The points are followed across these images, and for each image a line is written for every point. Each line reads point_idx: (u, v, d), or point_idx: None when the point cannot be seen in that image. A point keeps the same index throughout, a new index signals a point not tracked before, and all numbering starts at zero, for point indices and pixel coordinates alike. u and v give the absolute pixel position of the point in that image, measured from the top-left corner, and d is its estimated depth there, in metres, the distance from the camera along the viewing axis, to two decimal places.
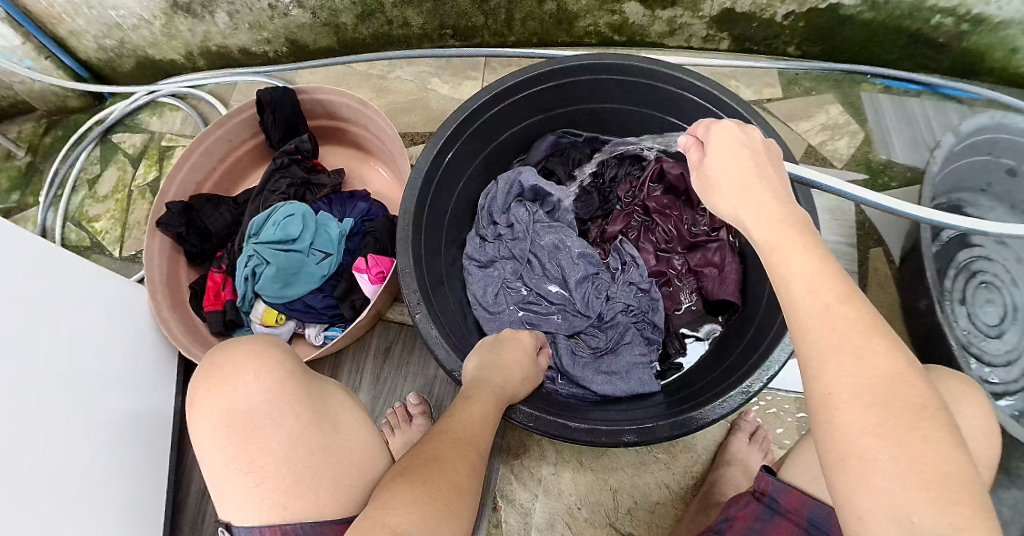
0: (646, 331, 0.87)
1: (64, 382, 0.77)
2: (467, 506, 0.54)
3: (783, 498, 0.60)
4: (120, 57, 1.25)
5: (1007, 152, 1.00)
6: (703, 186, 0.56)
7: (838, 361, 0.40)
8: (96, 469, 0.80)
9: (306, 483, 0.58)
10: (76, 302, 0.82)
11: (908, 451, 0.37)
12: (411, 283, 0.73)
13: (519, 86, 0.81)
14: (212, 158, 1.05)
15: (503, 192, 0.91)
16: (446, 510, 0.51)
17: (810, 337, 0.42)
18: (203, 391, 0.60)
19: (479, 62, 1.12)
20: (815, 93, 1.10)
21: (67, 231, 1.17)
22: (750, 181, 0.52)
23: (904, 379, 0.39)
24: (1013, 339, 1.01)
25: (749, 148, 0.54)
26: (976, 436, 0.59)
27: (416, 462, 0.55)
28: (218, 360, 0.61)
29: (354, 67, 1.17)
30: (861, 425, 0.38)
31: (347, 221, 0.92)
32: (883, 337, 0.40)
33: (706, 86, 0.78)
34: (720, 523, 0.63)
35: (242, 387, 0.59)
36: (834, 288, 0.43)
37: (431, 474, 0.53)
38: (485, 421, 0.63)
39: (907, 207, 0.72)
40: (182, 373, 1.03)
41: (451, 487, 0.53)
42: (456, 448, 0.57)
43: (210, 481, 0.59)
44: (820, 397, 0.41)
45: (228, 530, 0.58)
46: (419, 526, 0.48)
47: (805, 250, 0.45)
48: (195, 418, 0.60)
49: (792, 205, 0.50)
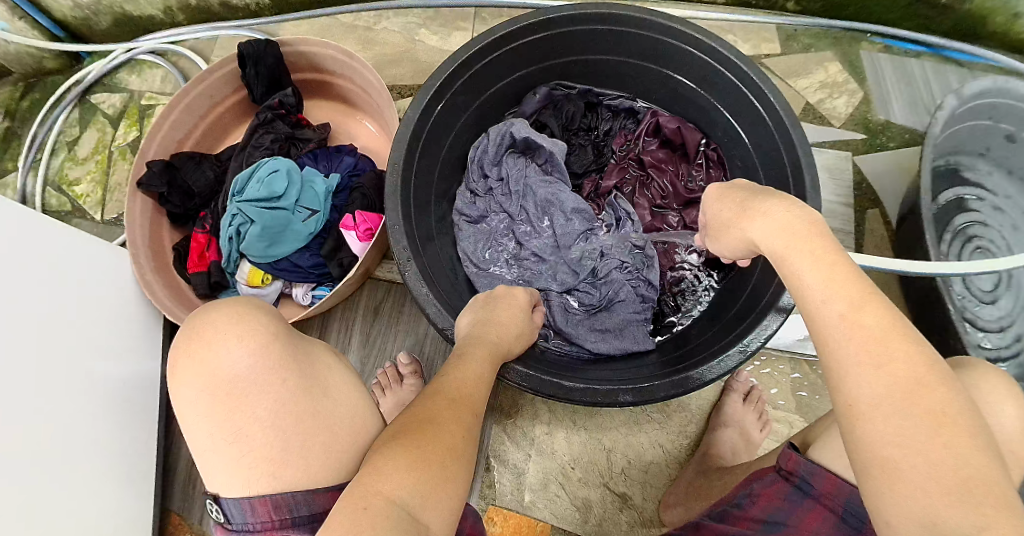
0: (640, 289, 0.86)
1: (55, 366, 0.75)
2: (463, 470, 0.51)
3: (817, 482, 0.54)
4: (96, 14, 1.20)
5: (1007, 117, 0.98)
6: (713, 236, 0.63)
7: (858, 370, 0.42)
8: (91, 449, 0.79)
9: (295, 451, 0.55)
10: (59, 276, 0.78)
11: (929, 458, 0.38)
12: (400, 239, 0.70)
13: (511, 35, 0.77)
14: (193, 115, 1.02)
15: (495, 144, 0.88)
16: (440, 475, 0.48)
17: (833, 347, 0.44)
18: (184, 356, 0.57)
19: (469, 12, 1.08)
20: (813, 51, 1.08)
21: (47, 196, 1.13)
22: (745, 204, 0.57)
23: (926, 385, 0.40)
24: (1006, 306, 1.02)
25: (735, 189, 0.62)
26: (978, 384, 0.57)
27: (409, 425, 0.53)
28: (200, 325, 0.59)
29: (340, 20, 1.13)
30: (883, 436, 0.40)
31: (334, 177, 0.89)
32: (902, 341, 0.42)
33: (711, 43, 0.75)
34: (743, 497, 0.58)
35: (224, 353, 0.56)
36: (847, 295, 0.45)
37: (426, 438, 0.50)
38: (477, 378, 0.60)
39: (917, 267, 0.81)
40: (166, 334, 1.00)
41: (441, 448, 0.50)
42: (451, 411, 0.54)
43: (197, 453, 0.56)
44: (843, 408, 0.43)
45: (216, 501, 0.55)
46: (413, 494, 0.46)
47: (817, 260, 0.47)
48: (177, 387, 0.57)
49: (794, 202, 0.54)
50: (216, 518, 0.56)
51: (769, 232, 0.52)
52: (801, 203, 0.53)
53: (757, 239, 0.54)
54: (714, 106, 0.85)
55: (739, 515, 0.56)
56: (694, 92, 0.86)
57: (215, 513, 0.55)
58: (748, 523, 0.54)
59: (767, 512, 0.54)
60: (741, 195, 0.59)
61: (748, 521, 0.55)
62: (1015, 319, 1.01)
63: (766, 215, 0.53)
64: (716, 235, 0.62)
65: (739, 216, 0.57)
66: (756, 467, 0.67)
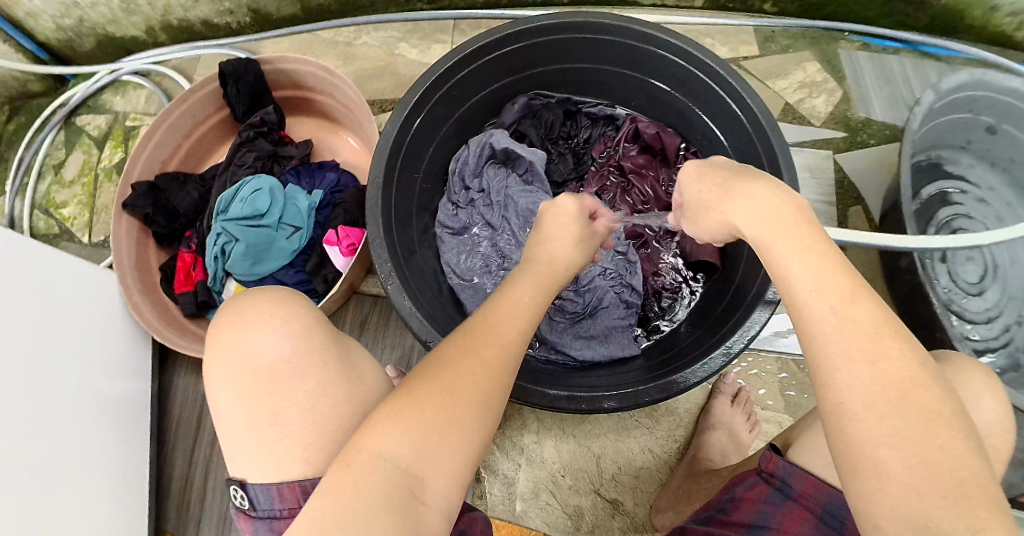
0: (624, 294, 0.86)
1: (44, 387, 0.75)
2: (473, 424, 0.45)
3: (796, 483, 0.54)
4: (79, 36, 1.20)
5: (987, 110, 0.99)
6: (690, 216, 0.61)
7: (851, 366, 0.42)
8: (82, 468, 0.79)
9: (333, 435, 0.49)
10: (48, 297, 0.79)
11: (924, 460, 0.39)
12: (382, 254, 0.70)
13: (488, 47, 0.78)
14: (177, 135, 1.02)
15: (475, 155, 0.89)
16: (442, 432, 0.43)
17: (820, 342, 0.44)
18: (220, 337, 0.52)
19: (448, 24, 1.09)
20: (792, 51, 1.09)
21: (35, 219, 1.14)
22: (725, 186, 0.56)
23: (920, 383, 0.42)
24: (992, 297, 1.03)
25: (713, 165, 0.61)
26: (959, 379, 0.57)
27: (423, 368, 0.48)
28: (240, 306, 0.54)
29: (320, 36, 1.13)
30: (877, 437, 0.41)
31: (317, 193, 0.90)
32: (895, 339, 0.43)
33: (687, 47, 0.76)
34: (726, 502, 0.58)
35: (263, 334, 0.51)
36: (839, 287, 0.45)
37: (428, 386, 0.45)
38: (508, 314, 0.53)
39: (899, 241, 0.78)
40: (155, 354, 1.00)
41: (448, 400, 0.44)
42: (469, 356, 0.48)
43: (227, 438, 0.50)
44: (831, 408, 0.43)
45: (242, 487, 0.48)
46: (403, 451, 0.42)
47: (804, 252, 0.47)
48: (211, 371, 0.52)
49: (779, 185, 0.53)
50: (239, 505, 0.49)
51: (753, 218, 0.51)
52: (783, 187, 0.53)
53: (738, 223, 0.53)
54: (692, 110, 0.86)
55: (724, 520, 0.56)
56: (672, 96, 0.87)
57: (239, 499, 0.48)
58: (732, 527, 0.54)
59: (750, 515, 0.54)
60: (722, 175, 0.58)
61: (732, 526, 0.54)
62: (1002, 310, 1.02)
63: (749, 198, 0.52)
64: (693, 217, 0.60)
65: (720, 198, 0.56)
66: (742, 468, 0.67)
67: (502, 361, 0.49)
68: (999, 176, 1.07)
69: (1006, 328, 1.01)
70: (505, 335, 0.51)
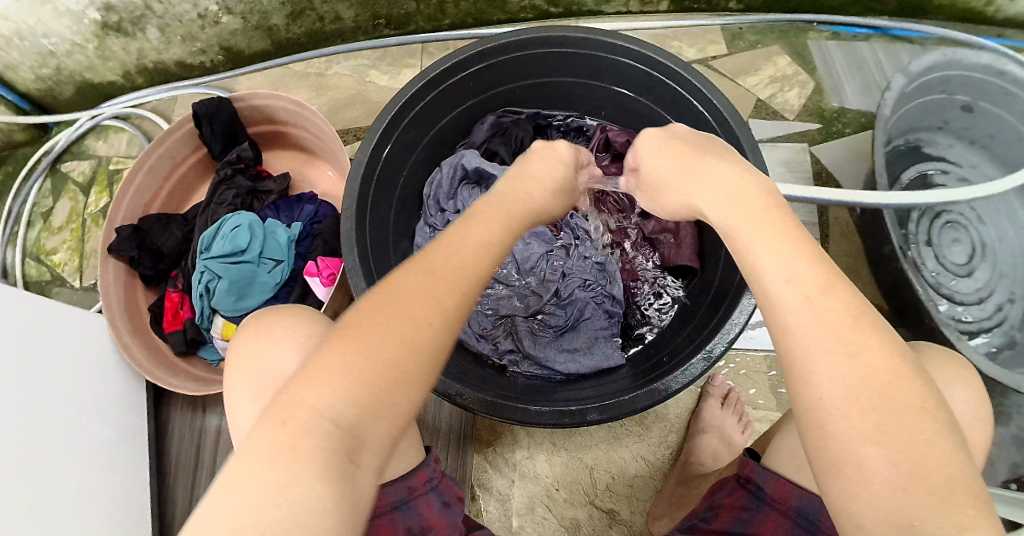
0: (606, 304, 0.87)
1: (35, 431, 0.75)
2: (425, 370, 0.40)
3: (770, 487, 0.55)
4: (59, 84, 1.19)
5: (962, 89, 0.98)
6: (650, 192, 0.64)
7: (829, 359, 0.39)
8: (73, 511, 0.78)
9: None
10: (39, 344, 0.79)
11: (908, 457, 0.36)
12: (360, 283, 0.70)
13: (449, 72, 0.79)
14: (157, 177, 1.03)
15: (448, 177, 0.91)
16: (390, 384, 0.38)
17: (796, 334, 0.40)
18: (243, 352, 0.56)
19: (416, 48, 1.11)
20: (761, 46, 1.09)
21: (27, 267, 1.15)
22: (689, 164, 0.57)
23: (902, 377, 0.38)
24: (982, 277, 1.02)
25: (677, 142, 0.61)
26: (936, 370, 0.57)
27: (368, 306, 0.41)
28: (265, 321, 0.57)
29: (292, 68, 1.15)
30: (859, 434, 0.37)
31: (295, 226, 0.91)
32: (874, 331, 0.40)
33: (651, 54, 0.77)
34: (707, 510, 0.58)
35: (279, 353, 0.53)
36: (813, 277, 0.41)
37: (376, 323, 0.40)
38: (474, 250, 0.47)
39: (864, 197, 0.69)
40: (150, 394, 1.00)
41: (396, 344, 0.39)
42: (425, 295, 0.42)
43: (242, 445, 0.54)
44: (807, 407, 0.39)
45: None
46: (343, 408, 0.37)
47: (772, 237, 0.44)
48: (232, 384, 0.55)
49: (748, 168, 0.53)
50: None
51: (718, 200, 0.50)
52: (749, 170, 0.53)
53: (699, 206, 0.53)
54: (659, 114, 0.87)
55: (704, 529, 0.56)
56: (638, 102, 0.88)
57: None
58: None
59: (728, 523, 0.54)
60: (685, 152, 0.59)
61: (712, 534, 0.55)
62: (992, 290, 1.01)
63: (714, 182, 0.52)
64: (654, 194, 0.63)
65: (683, 177, 0.56)
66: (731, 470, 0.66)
67: (463, 302, 0.43)
68: (979, 153, 1.07)
69: (998, 307, 1.00)
70: (468, 270, 0.45)
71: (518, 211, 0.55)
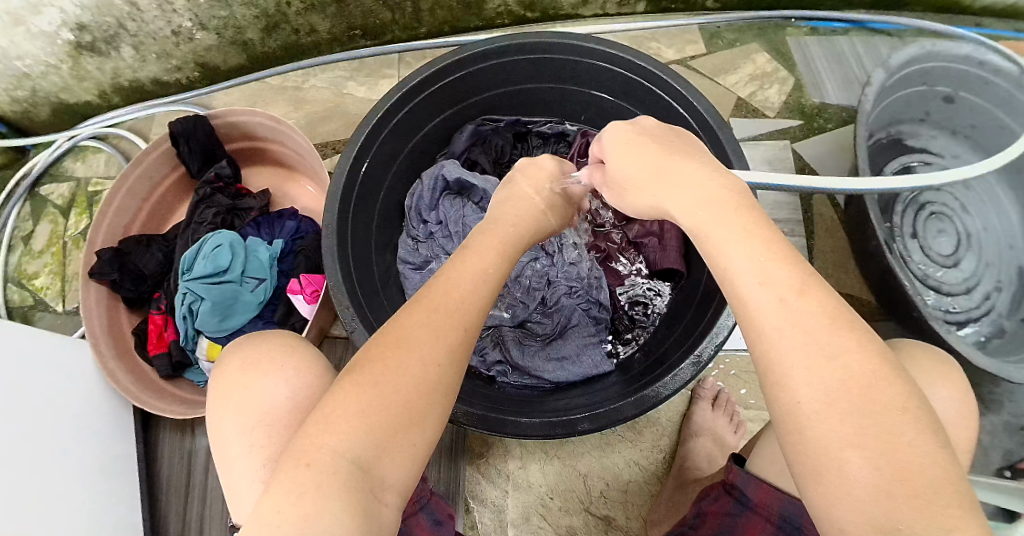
0: (592, 311, 0.87)
1: (22, 460, 0.74)
2: (440, 405, 0.41)
3: (753, 492, 0.54)
4: (34, 106, 1.17)
5: (942, 80, 0.98)
6: (617, 192, 0.60)
7: (808, 363, 0.38)
8: None
9: None
10: (20, 372, 0.78)
11: (891, 459, 0.35)
12: (342, 299, 0.69)
13: (425, 83, 0.78)
14: (136, 198, 1.02)
15: (429, 189, 0.90)
16: (408, 423, 0.39)
17: (774, 338, 0.40)
18: (229, 382, 0.54)
19: (393, 59, 1.11)
20: (739, 44, 1.09)
21: (9, 292, 1.14)
22: (657, 164, 0.55)
23: (882, 376, 0.38)
24: (968, 267, 1.02)
25: (649, 135, 0.59)
26: (918, 369, 0.57)
27: (376, 348, 0.42)
28: (252, 350, 0.56)
29: (269, 83, 1.14)
30: (839, 438, 0.36)
31: (277, 243, 0.90)
32: (851, 331, 0.39)
33: (627, 56, 0.76)
34: (694, 518, 0.59)
35: (269, 381, 0.53)
36: (788, 280, 0.41)
37: (391, 364, 0.41)
38: (473, 281, 0.48)
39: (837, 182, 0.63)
40: (138, 418, 0.99)
41: (412, 386, 0.40)
42: (433, 333, 0.43)
43: (228, 479, 0.51)
44: (785, 413, 0.39)
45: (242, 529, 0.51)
46: (365, 447, 0.37)
47: (744, 237, 0.44)
48: (217, 414, 0.53)
49: (717, 168, 0.52)
50: None
51: (688, 203, 0.49)
52: (720, 169, 0.52)
53: (669, 210, 0.52)
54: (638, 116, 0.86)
55: None
56: (617, 105, 0.88)
57: None
58: None
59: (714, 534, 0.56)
60: (654, 148, 0.57)
61: None
62: (979, 280, 1.01)
63: (684, 184, 0.51)
64: (620, 194, 0.60)
65: (652, 178, 0.54)
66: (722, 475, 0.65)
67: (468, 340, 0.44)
68: (960, 144, 1.08)
69: (984, 296, 1.01)
70: (470, 308, 0.46)
71: (508, 238, 0.56)
